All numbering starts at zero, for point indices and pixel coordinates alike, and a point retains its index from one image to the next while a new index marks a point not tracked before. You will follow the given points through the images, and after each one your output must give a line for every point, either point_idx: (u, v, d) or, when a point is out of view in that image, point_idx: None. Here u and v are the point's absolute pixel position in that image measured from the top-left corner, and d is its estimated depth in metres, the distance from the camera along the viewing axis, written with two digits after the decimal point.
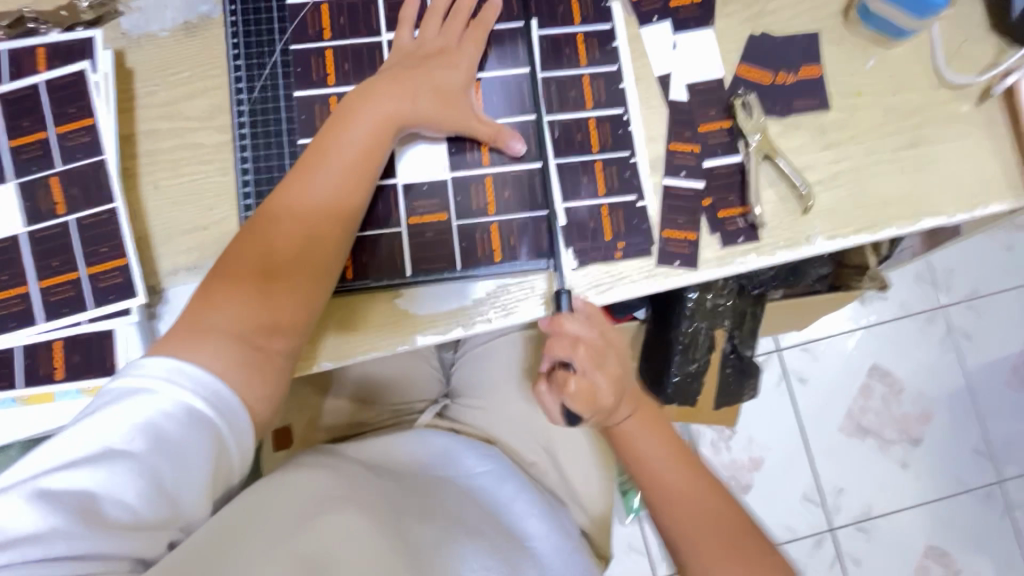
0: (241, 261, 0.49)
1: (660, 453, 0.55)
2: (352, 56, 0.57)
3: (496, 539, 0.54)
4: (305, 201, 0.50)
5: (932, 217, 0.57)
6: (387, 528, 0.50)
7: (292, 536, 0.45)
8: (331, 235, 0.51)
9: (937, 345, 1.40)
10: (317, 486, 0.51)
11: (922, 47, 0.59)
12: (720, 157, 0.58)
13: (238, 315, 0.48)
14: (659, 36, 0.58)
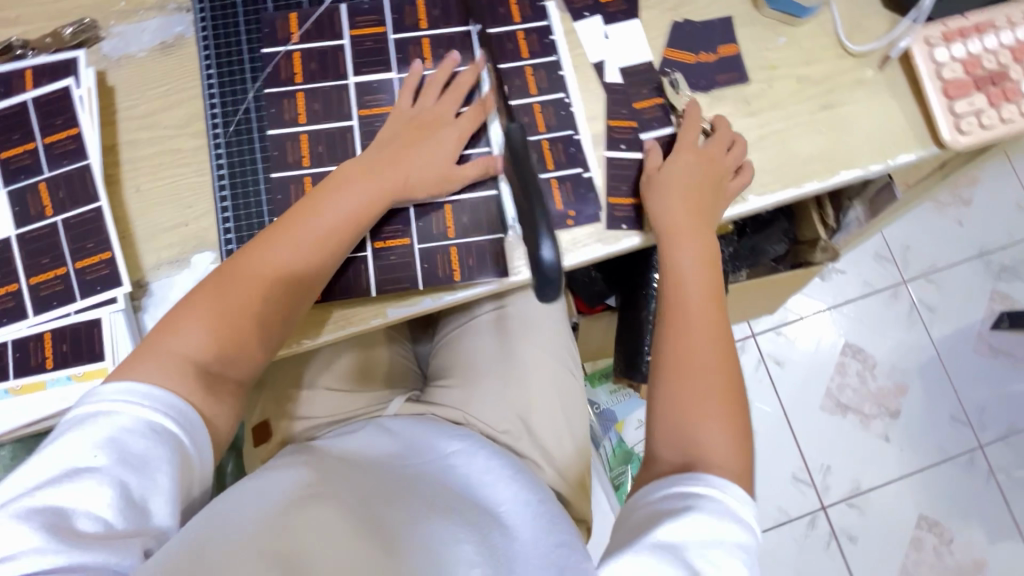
0: (216, 293, 0.52)
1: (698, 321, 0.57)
2: (317, 57, 0.61)
3: (473, 511, 0.56)
4: (287, 255, 0.54)
5: (849, 169, 0.64)
6: (363, 518, 0.51)
7: (268, 532, 0.47)
8: (303, 284, 0.54)
9: (904, 319, 1.46)
10: (288, 484, 0.54)
11: (825, 24, 0.66)
12: (655, 130, 0.64)
13: (204, 341, 0.51)
14: (592, 28, 0.65)
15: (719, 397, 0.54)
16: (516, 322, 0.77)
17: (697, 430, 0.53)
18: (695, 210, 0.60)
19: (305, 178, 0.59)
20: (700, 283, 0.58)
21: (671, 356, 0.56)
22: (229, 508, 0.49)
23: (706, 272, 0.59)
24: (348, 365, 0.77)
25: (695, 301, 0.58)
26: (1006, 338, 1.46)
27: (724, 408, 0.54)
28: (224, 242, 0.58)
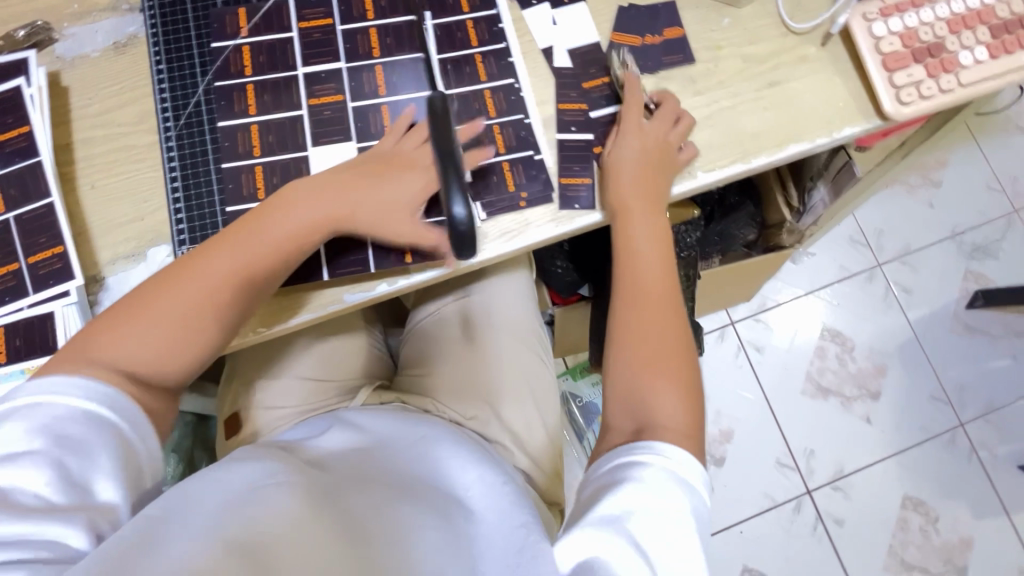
0: (151, 296, 0.51)
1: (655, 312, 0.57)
2: (266, 50, 0.62)
3: (439, 494, 0.55)
4: (228, 265, 0.53)
5: (796, 143, 0.65)
6: (329, 507, 0.50)
7: (225, 522, 0.46)
8: (240, 297, 0.53)
9: (881, 301, 1.47)
10: (248, 473, 0.52)
11: (767, 4, 0.68)
12: (604, 108, 0.65)
13: (131, 346, 0.49)
14: (540, 16, 0.67)
15: (677, 369, 0.56)
16: (481, 309, 0.78)
17: (655, 402, 0.54)
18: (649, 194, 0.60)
19: (256, 167, 0.60)
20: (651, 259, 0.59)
21: (627, 345, 0.57)
22: (186, 498, 0.48)
23: (657, 249, 0.60)
24: (316, 356, 0.77)
25: (649, 279, 0.59)
26: (981, 316, 1.48)
27: (678, 376, 0.55)
28: (176, 234, 0.58)
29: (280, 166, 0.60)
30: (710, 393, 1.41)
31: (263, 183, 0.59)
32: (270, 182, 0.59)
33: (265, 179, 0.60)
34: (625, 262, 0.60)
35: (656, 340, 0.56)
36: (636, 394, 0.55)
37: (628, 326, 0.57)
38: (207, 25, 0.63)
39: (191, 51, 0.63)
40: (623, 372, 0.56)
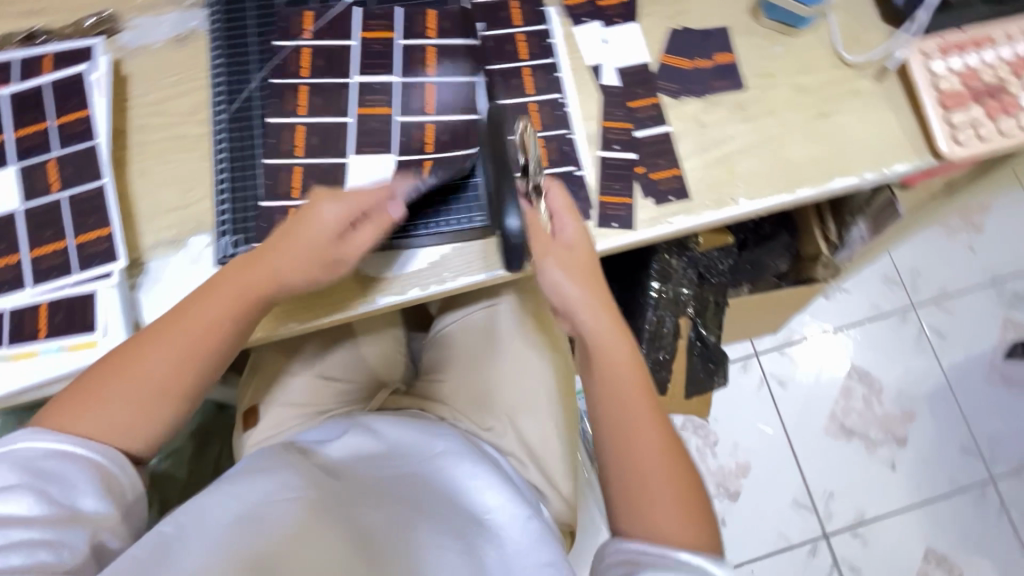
0: (108, 374, 0.50)
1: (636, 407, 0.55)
2: (325, 56, 0.63)
3: (455, 512, 0.56)
4: (182, 337, 0.52)
5: (843, 177, 0.64)
6: (340, 522, 0.52)
7: (244, 537, 0.49)
8: (198, 366, 0.52)
9: (913, 344, 1.43)
10: (273, 483, 0.55)
11: (822, 34, 0.67)
12: (649, 128, 0.64)
13: (96, 423, 0.49)
14: (590, 34, 0.67)
15: (663, 469, 0.53)
16: (507, 320, 0.77)
17: (641, 501, 0.52)
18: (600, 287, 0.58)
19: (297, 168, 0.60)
20: (620, 348, 0.56)
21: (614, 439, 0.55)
22: (204, 507, 0.52)
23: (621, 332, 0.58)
24: (342, 358, 0.78)
25: (621, 371, 0.56)
26: (1019, 367, 1.42)
27: (667, 471, 0.53)
28: (222, 224, 0.59)
29: (319, 169, 0.61)
30: (728, 424, 1.37)
31: (299, 183, 0.60)
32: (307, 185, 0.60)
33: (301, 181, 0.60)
34: (598, 349, 0.57)
35: (637, 436, 0.54)
36: (626, 489, 0.53)
37: (608, 419, 0.55)
38: (273, 24, 0.64)
39: (248, 46, 0.64)
40: (604, 469, 0.55)
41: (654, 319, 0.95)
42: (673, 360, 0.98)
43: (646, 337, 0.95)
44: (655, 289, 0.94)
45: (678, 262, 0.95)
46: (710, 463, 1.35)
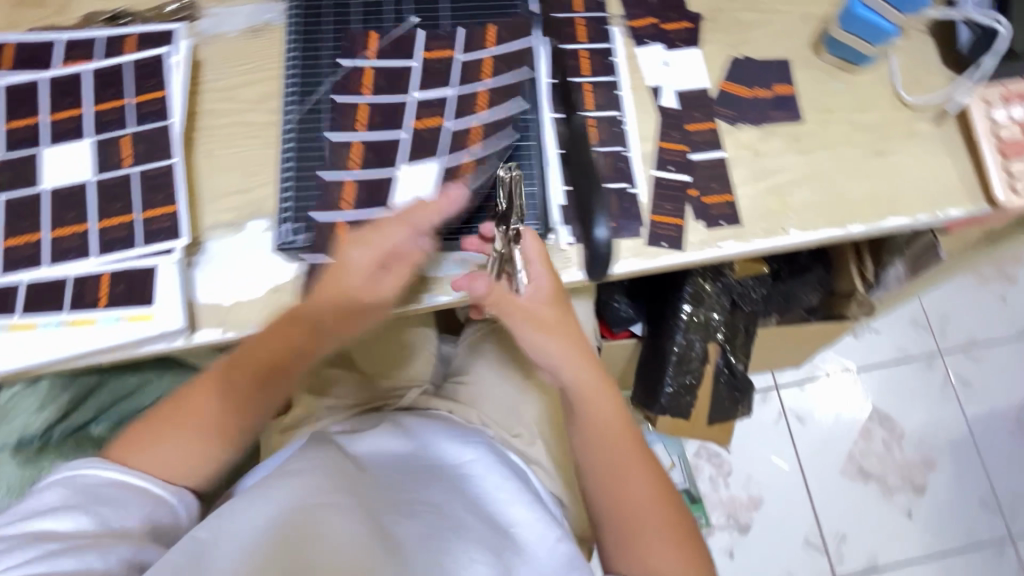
0: (166, 415, 0.52)
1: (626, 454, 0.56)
2: (387, 75, 0.64)
3: (489, 527, 0.56)
4: (235, 378, 0.53)
5: (896, 217, 0.64)
6: (375, 530, 0.51)
7: (278, 535, 0.47)
8: (250, 405, 0.53)
9: (938, 391, 1.40)
10: (303, 486, 0.53)
11: (883, 74, 0.68)
12: (705, 152, 0.65)
13: (157, 461, 0.50)
14: (652, 56, 0.68)
15: (659, 514, 0.54)
16: None
17: (637, 547, 0.52)
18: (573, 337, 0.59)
19: (351, 180, 0.60)
20: (603, 395, 0.57)
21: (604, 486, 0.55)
22: (236, 511, 0.50)
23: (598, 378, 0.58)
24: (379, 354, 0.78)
25: (602, 421, 0.57)
26: None
27: (663, 515, 0.54)
28: (284, 208, 0.60)
29: (372, 179, 0.60)
30: (743, 456, 1.36)
31: (352, 197, 0.59)
32: (358, 198, 0.59)
33: (354, 194, 0.59)
34: (579, 396, 0.58)
35: (630, 485, 0.55)
36: (622, 536, 0.53)
37: (596, 466, 0.56)
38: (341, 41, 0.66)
39: (323, 42, 0.66)
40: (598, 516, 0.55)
41: (683, 342, 0.94)
42: (698, 385, 0.98)
43: (673, 360, 0.95)
44: (686, 312, 0.94)
45: (712, 287, 0.94)
46: (721, 493, 1.33)
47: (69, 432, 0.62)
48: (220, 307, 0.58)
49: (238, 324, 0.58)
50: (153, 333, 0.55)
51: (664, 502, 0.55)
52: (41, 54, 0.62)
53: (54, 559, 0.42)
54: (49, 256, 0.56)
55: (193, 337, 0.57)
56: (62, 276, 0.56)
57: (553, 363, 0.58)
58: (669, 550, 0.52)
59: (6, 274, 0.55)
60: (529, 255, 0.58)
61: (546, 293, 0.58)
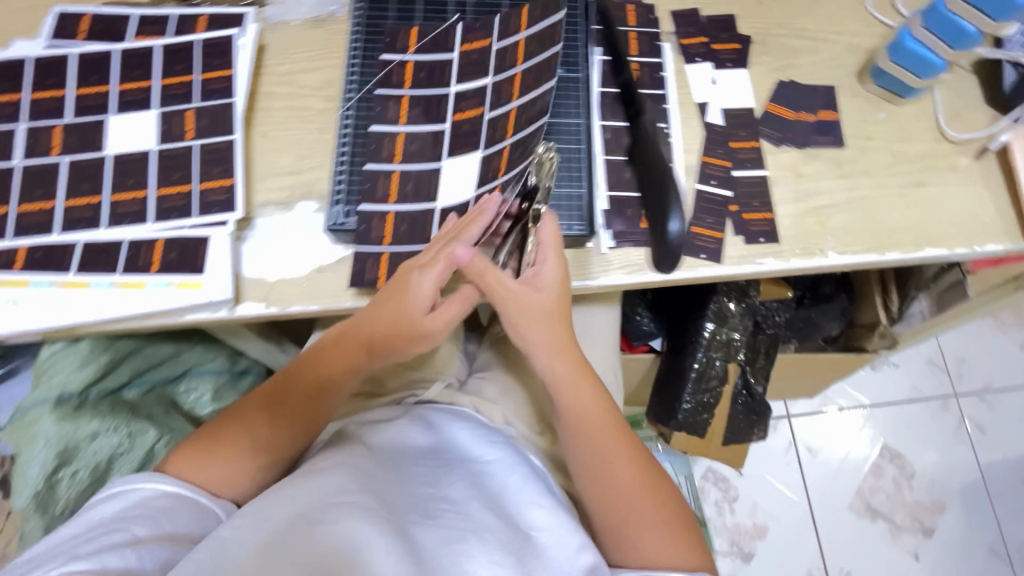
0: (220, 429, 0.58)
1: (618, 451, 0.59)
2: (427, 68, 0.64)
3: (508, 532, 0.55)
4: (288, 397, 0.60)
5: (934, 247, 0.64)
6: (394, 525, 0.50)
7: (299, 540, 0.47)
8: (297, 423, 0.60)
9: (950, 433, 1.39)
10: (324, 484, 0.53)
11: (926, 108, 0.69)
12: (747, 170, 0.66)
13: (209, 472, 0.56)
14: (700, 73, 0.69)
15: (651, 509, 0.57)
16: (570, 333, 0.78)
17: (627, 533, 0.56)
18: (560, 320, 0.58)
19: (394, 172, 0.61)
20: (589, 389, 0.59)
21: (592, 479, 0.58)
22: (261, 514, 0.50)
23: (572, 365, 0.60)
24: None
25: (581, 412, 0.59)
26: None
27: (652, 500, 0.57)
28: (336, 192, 0.61)
29: (414, 171, 0.61)
30: (751, 482, 1.34)
31: (397, 190, 0.60)
32: (403, 190, 0.60)
33: (398, 187, 0.60)
34: (558, 390, 0.59)
35: (617, 474, 0.58)
36: (614, 526, 0.57)
37: (581, 458, 0.59)
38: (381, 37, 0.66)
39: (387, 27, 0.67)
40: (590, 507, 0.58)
41: (703, 361, 0.94)
42: (716, 404, 0.98)
43: (692, 377, 0.95)
44: (709, 330, 0.94)
45: (736, 308, 0.94)
46: (727, 518, 1.32)
47: (105, 394, 0.63)
48: (264, 282, 0.59)
49: (281, 299, 0.59)
50: (201, 301, 0.56)
51: (652, 484, 0.58)
52: (116, 27, 0.64)
53: (103, 555, 0.45)
54: (107, 218, 0.57)
55: (235, 310, 0.58)
56: (117, 239, 0.57)
57: (534, 350, 0.60)
58: (660, 533, 0.56)
59: (64, 232, 0.57)
60: (543, 241, 0.58)
61: (555, 281, 0.58)
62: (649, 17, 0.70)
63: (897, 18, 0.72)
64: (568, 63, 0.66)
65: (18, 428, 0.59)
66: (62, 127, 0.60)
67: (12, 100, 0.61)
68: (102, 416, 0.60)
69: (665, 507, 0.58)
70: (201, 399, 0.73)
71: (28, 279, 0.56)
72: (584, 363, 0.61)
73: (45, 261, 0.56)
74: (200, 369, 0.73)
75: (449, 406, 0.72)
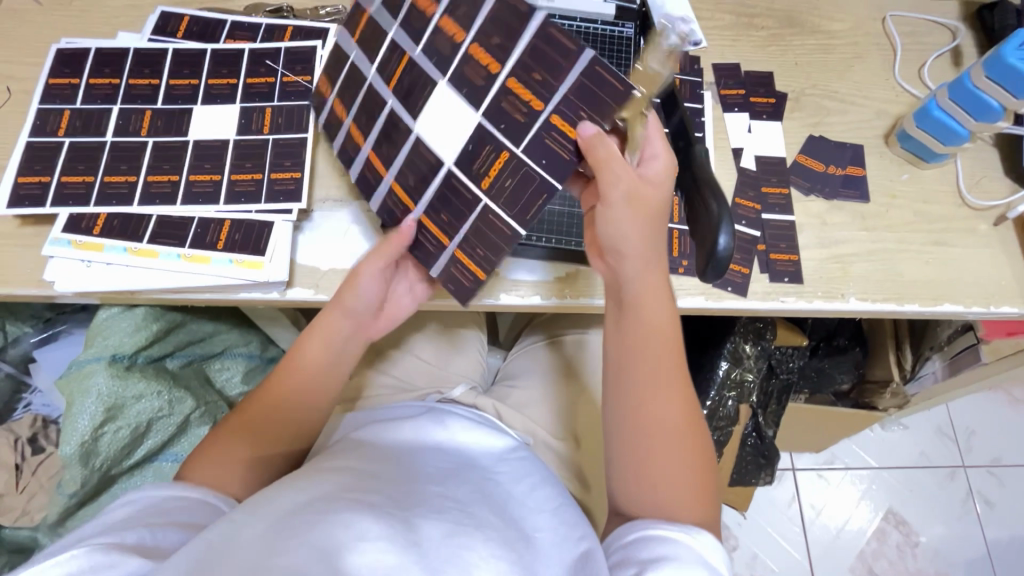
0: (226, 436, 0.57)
1: (665, 390, 0.53)
2: (347, 86, 0.61)
3: (514, 534, 0.54)
4: (284, 383, 0.58)
5: (951, 303, 0.67)
6: (399, 518, 0.48)
7: (302, 532, 0.44)
8: (285, 404, 0.58)
9: (958, 505, 1.35)
10: (322, 484, 0.52)
11: (949, 174, 0.73)
12: (775, 215, 0.70)
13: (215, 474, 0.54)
14: (738, 122, 0.74)
15: (686, 458, 0.53)
16: (592, 352, 0.81)
17: (654, 474, 0.52)
18: (655, 229, 0.53)
19: (393, 180, 0.59)
20: (653, 308, 0.54)
21: (632, 415, 0.53)
22: (275, 499, 0.49)
23: (662, 280, 0.55)
24: (440, 342, 0.83)
25: (655, 334, 0.54)
26: None
27: (684, 445, 0.53)
28: None
29: (399, 167, 0.58)
30: (752, 533, 1.31)
31: (405, 190, 0.58)
32: (408, 184, 0.57)
33: (403, 187, 0.58)
34: (636, 298, 0.54)
35: (661, 413, 0.53)
36: (646, 473, 0.52)
37: (626, 382, 0.54)
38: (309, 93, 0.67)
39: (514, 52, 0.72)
40: (628, 442, 0.53)
41: (714, 400, 0.94)
42: (726, 443, 0.98)
43: (703, 414, 0.95)
44: (724, 368, 0.94)
45: (752, 349, 0.94)
46: None
47: (150, 360, 0.66)
48: (316, 270, 0.63)
49: (330, 287, 0.62)
50: (259, 280, 0.60)
51: (689, 431, 0.53)
52: (211, 30, 0.70)
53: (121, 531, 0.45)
54: (182, 197, 0.62)
55: (286, 292, 0.62)
56: (189, 216, 0.62)
57: (628, 254, 0.53)
58: (678, 485, 0.52)
59: (142, 204, 0.61)
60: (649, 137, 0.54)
61: (661, 177, 0.54)
62: (693, 68, 0.76)
63: (924, 90, 0.77)
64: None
65: (72, 380, 0.61)
66: (152, 112, 0.66)
67: (109, 82, 0.66)
68: (148, 379, 0.62)
69: (699, 454, 0.54)
70: (231, 380, 0.76)
71: (104, 243, 0.60)
72: (668, 288, 0.55)
73: (121, 229, 0.60)
74: (234, 351, 0.76)
75: (473, 407, 0.75)
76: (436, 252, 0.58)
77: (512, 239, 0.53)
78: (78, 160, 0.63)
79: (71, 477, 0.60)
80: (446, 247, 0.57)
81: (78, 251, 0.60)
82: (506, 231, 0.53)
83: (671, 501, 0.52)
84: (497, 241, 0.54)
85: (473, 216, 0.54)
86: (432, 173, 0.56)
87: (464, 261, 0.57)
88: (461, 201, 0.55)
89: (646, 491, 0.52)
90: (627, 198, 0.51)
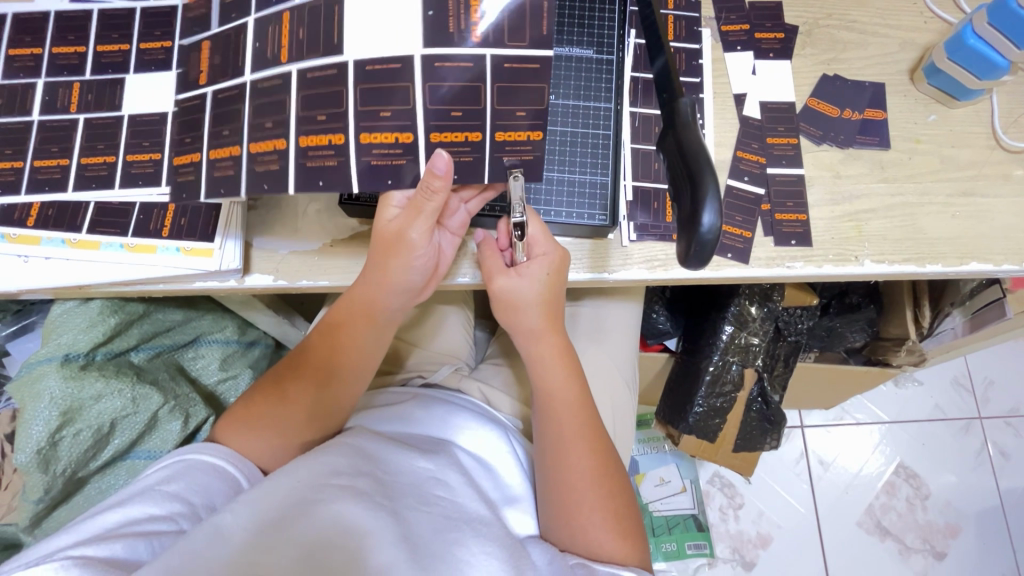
0: (268, 406, 0.58)
1: (581, 451, 0.56)
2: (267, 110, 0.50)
3: (501, 526, 0.53)
4: (334, 350, 0.58)
5: (978, 261, 0.60)
6: (389, 511, 0.47)
7: (283, 532, 0.43)
8: (323, 381, 0.58)
9: (972, 457, 1.32)
10: (315, 466, 0.50)
11: (983, 113, 0.65)
12: (783, 168, 0.63)
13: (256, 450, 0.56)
14: (741, 62, 0.65)
15: (605, 510, 0.55)
16: (585, 324, 0.76)
17: (574, 523, 0.54)
18: (550, 315, 0.56)
19: (362, 134, 0.49)
20: (558, 371, 0.57)
21: (553, 466, 0.56)
22: (262, 490, 0.47)
23: (563, 350, 0.58)
24: (421, 321, 0.77)
25: (563, 397, 0.57)
26: None
27: (603, 494, 0.56)
28: None
29: (361, 114, 0.49)
30: (760, 491, 1.28)
31: (390, 140, 0.49)
32: (383, 117, 0.49)
33: (379, 130, 0.49)
34: (541, 369, 0.58)
35: (577, 468, 0.56)
36: (563, 524, 0.55)
37: (544, 446, 0.57)
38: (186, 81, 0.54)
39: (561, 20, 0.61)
40: (548, 495, 0.56)
41: (718, 364, 0.90)
42: (729, 410, 0.94)
43: (704, 381, 0.91)
44: (727, 332, 0.89)
45: (757, 312, 0.88)
46: (730, 526, 1.26)
47: (110, 357, 0.62)
48: (275, 253, 0.58)
49: (291, 272, 0.58)
50: (210, 269, 0.55)
51: (607, 485, 0.56)
52: None
53: (107, 542, 0.43)
54: (120, 179, 0.56)
55: (244, 280, 0.57)
56: (130, 201, 0.56)
57: (526, 334, 0.57)
58: (604, 529, 0.54)
59: (78, 191, 0.56)
60: (532, 239, 0.54)
61: (544, 273, 0.54)
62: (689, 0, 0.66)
63: (958, 14, 0.67)
64: (601, 46, 0.60)
65: (23, 383, 0.58)
66: (81, 84, 0.59)
67: (31, 52, 0.60)
68: (107, 379, 0.59)
69: (617, 508, 0.56)
70: (208, 367, 0.72)
71: (41, 235, 0.55)
72: (573, 354, 0.58)
73: (57, 219, 0.56)
74: (209, 338, 0.72)
75: (456, 391, 0.70)
76: (477, 157, 0.50)
77: (547, 79, 0.49)
78: (6, 143, 0.57)
79: (33, 484, 0.58)
80: (481, 144, 0.50)
81: (14, 245, 0.55)
82: (543, 82, 0.49)
83: (588, 553, 0.54)
84: (534, 90, 0.49)
85: (485, 87, 0.49)
86: (410, 80, 0.49)
87: (513, 139, 0.50)
88: (474, 87, 0.49)
89: (562, 537, 0.55)
90: (501, 301, 0.56)
